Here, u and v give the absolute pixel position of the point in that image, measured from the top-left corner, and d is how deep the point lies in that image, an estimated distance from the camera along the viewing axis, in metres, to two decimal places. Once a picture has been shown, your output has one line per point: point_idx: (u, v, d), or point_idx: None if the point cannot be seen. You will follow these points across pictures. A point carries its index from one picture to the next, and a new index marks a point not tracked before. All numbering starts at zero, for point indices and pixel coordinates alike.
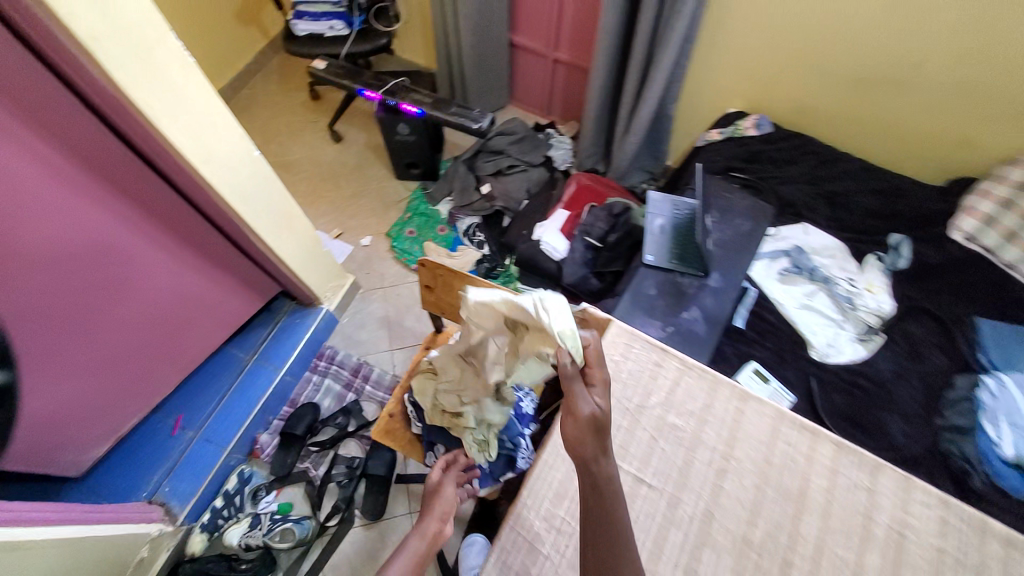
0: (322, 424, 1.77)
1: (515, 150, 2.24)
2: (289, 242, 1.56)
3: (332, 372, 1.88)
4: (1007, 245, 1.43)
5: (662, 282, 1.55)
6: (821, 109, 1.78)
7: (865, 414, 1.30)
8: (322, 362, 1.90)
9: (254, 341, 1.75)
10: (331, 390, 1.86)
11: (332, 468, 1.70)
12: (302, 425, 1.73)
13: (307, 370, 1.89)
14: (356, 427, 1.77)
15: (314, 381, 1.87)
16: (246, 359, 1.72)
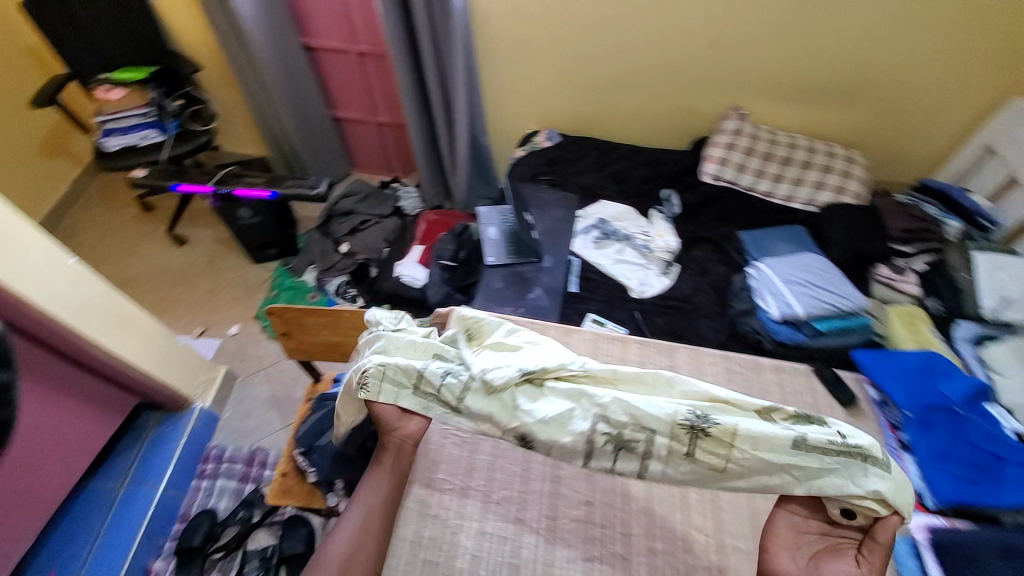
0: (222, 526, 1.59)
1: (363, 206, 2.39)
2: (133, 343, 1.52)
3: (223, 470, 1.74)
4: (740, 174, 1.95)
5: (506, 275, 1.77)
6: (591, 112, 2.21)
7: (683, 325, 1.60)
8: (209, 465, 1.76)
9: (122, 464, 1.62)
10: (226, 489, 1.71)
11: (243, 567, 1.51)
12: (199, 535, 1.56)
13: (193, 479, 1.73)
14: (262, 515, 1.60)
15: (204, 486, 1.71)
16: (116, 487, 1.58)
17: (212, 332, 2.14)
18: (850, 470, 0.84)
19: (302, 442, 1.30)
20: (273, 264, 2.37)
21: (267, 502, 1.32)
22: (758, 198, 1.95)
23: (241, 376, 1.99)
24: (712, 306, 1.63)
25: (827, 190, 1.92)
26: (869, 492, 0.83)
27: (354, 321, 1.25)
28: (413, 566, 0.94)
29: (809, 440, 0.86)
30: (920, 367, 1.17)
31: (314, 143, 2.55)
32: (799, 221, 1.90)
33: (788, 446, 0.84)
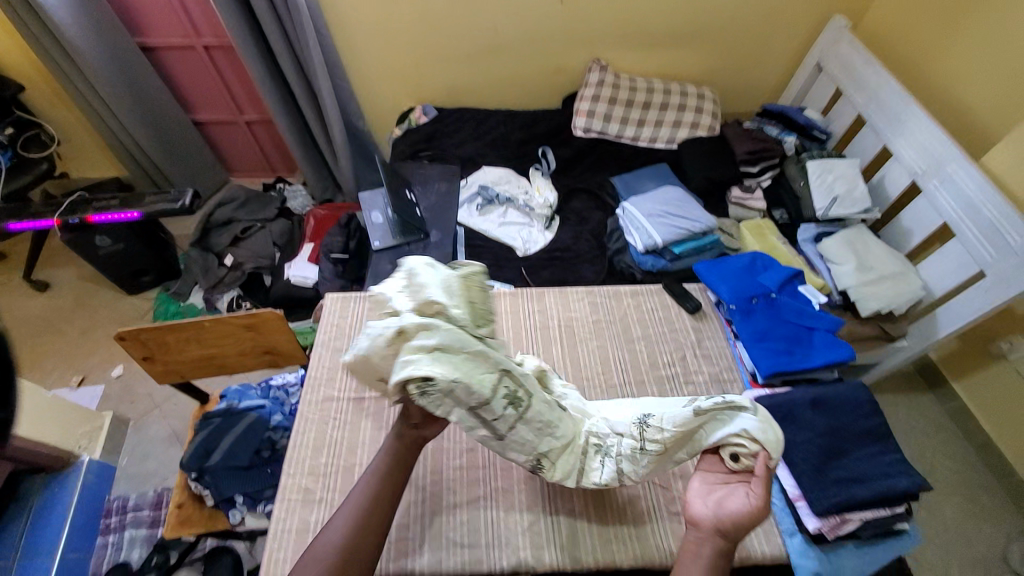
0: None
1: (244, 214, 2.27)
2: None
3: (130, 520, 1.62)
4: (607, 124, 2.05)
5: (394, 256, 1.77)
6: (463, 82, 2.21)
7: (566, 272, 1.68)
8: (112, 518, 1.61)
9: (8, 542, 1.35)
10: (136, 539, 1.58)
11: None
12: None
13: (97, 538, 1.57)
14: (179, 556, 1.47)
15: (112, 541, 1.57)
16: (2, 570, 1.33)
17: (92, 379, 1.96)
18: (713, 420, 0.94)
19: (191, 466, 1.26)
20: (154, 293, 2.22)
21: (164, 537, 1.28)
22: (627, 144, 2.06)
23: (134, 419, 1.86)
24: (592, 251, 1.73)
25: (686, 126, 2.06)
26: (738, 429, 0.90)
27: (220, 327, 1.25)
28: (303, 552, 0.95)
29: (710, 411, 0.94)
30: (744, 266, 1.25)
31: (177, 153, 2.36)
32: (665, 159, 2.04)
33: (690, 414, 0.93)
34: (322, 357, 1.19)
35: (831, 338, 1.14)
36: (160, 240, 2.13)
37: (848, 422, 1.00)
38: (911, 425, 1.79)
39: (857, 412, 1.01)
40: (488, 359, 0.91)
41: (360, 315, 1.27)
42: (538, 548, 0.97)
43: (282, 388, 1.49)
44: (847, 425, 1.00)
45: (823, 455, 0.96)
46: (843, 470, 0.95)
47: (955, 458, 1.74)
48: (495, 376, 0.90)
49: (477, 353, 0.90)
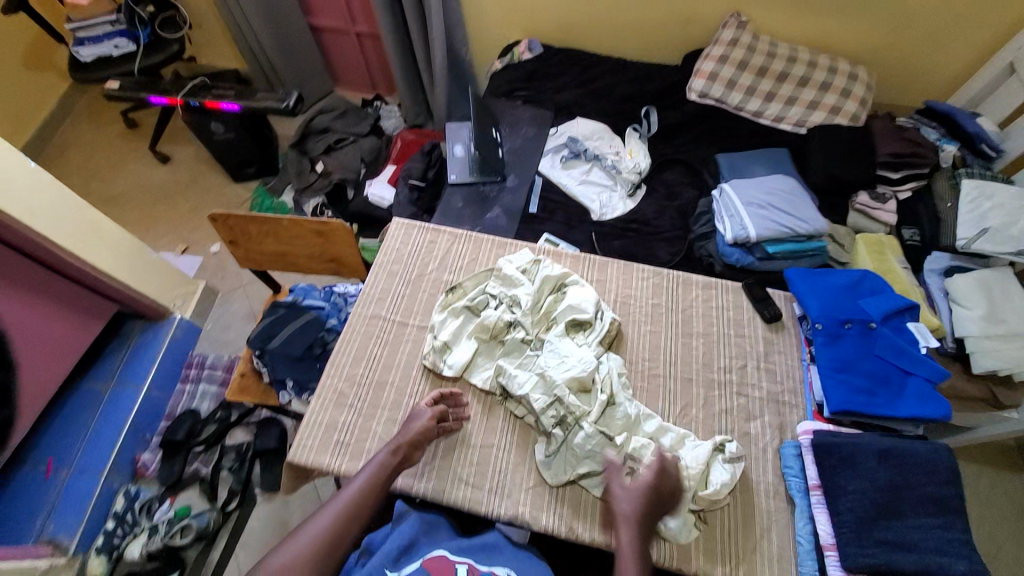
0: (203, 423, 1.69)
1: (340, 124, 2.34)
2: (102, 254, 1.54)
3: (205, 376, 1.82)
4: (729, 92, 1.80)
5: (468, 194, 1.75)
6: (578, 21, 2.03)
7: (639, 248, 1.57)
8: (192, 370, 1.83)
9: (109, 366, 1.67)
10: (208, 393, 1.80)
11: (220, 461, 1.63)
12: (183, 429, 1.65)
13: (178, 383, 1.80)
14: (239, 416, 1.70)
15: (189, 389, 1.80)
16: (104, 387, 1.64)
17: (194, 250, 2.20)
18: (711, 469, 0.93)
19: (255, 344, 1.37)
20: (253, 185, 2.40)
21: (226, 398, 1.45)
22: (745, 119, 1.81)
23: (221, 292, 2.09)
24: (672, 231, 1.59)
25: (824, 110, 1.75)
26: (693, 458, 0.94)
27: (295, 228, 1.33)
28: (325, 445, 1.02)
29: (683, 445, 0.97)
30: (847, 284, 1.08)
31: (291, 55, 2.45)
32: (786, 144, 1.77)
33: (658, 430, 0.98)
34: (378, 276, 1.22)
35: (928, 390, 0.96)
36: (265, 135, 2.28)
37: (914, 485, 0.86)
38: (1001, 506, 1.54)
39: (931, 476, 0.86)
40: (534, 360, 1.05)
41: (420, 243, 1.27)
42: (537, 508, 0.96)
43: (342, 296, 1.54)
44: (914, 489, 0.86)
45: (873, 511, 0.84)
46: (889, 532, 0.83)
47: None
48: (532, 379, 1.02)
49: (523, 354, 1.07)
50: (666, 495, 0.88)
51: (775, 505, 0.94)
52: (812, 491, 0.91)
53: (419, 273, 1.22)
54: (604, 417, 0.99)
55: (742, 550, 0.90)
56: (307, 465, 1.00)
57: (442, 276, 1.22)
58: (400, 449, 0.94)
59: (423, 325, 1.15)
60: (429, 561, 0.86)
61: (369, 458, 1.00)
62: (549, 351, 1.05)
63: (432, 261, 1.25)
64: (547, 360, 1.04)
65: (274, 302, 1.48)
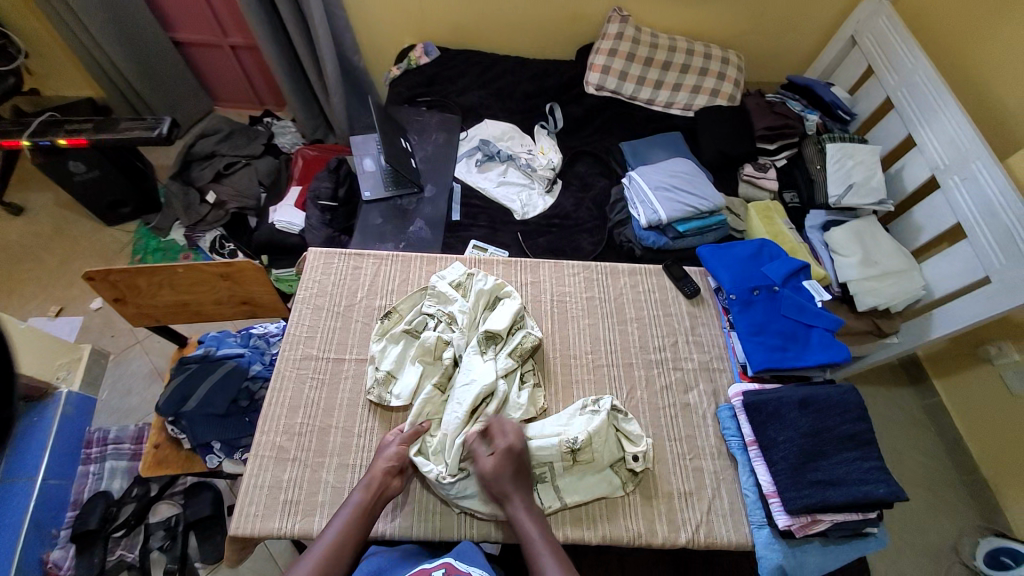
0: (119, 504, 1.46)
1: (226, 147, 2.12)
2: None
3: (112, 452, 1.58)
4: (622, 83, 1.91)
5: (385, 209, 1.68)
6: (470, 22, 2.02)
7: (564, 242, 1.62)
8: (94, 449, 1.57)
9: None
10: (118, 470, 1.56)
11: (147, 542, 1.42)
12: (95, 516, 1.41)
13: (79, 466, 1.54)
14: (160, 488, 1.50)
15: (93, 470, 1.54)
16: None
17: (70, 311, 1.89)
18: (607, 439, 0.98)
19: (165, 412, 1.21)
20: (133, 226, 2.12)
21: (140, 475, 1.27)
22: (640, 107, 1.93)
23: (113, 353, 1.82)
24: (592, 221, 1.66)
25: (706, 93, 1.92)
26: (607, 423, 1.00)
27: (194, 274, 1.19)
28: (272, 508, 0.93)
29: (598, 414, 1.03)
30: (750, 253, 1.19)
31: (155, 77, 2.18)
32: (679, 127, 1.92)
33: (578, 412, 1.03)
34: (302, 312, 1.14)
35: (829, 338, 1.09)
36: (139, 170, 2.01)
37: (831, 425, 0.97)
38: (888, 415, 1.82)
39: (843, 414, 0.98)
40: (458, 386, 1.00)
41: (343, 271, 1.20)
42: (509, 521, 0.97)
43: (262, 337, 1.45)
44: (832, 429, 0.97)
45: (801, 456, 0.94)
46: (819, 472, 0.93)
47: (925, 451, 1.79)
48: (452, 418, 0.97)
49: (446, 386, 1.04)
50: (519, 455, 0.93)
51: (720, 465, 1.03)
52: (749, 446, 1.00)
53: (347, 304, 1.15)
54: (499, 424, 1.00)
55: (702, 516, 0.97)
56: (254, 534, 0.91)
57: (372, 303, 1.16)
58: (375, 482, 0.90)
59: (359, 358, 1.09)
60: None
61: (325, 512, 0.93)
62: (462, 376, 1.01)
63: (359, 290, 1.18)
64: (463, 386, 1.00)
65: (181, 358, 1.32)
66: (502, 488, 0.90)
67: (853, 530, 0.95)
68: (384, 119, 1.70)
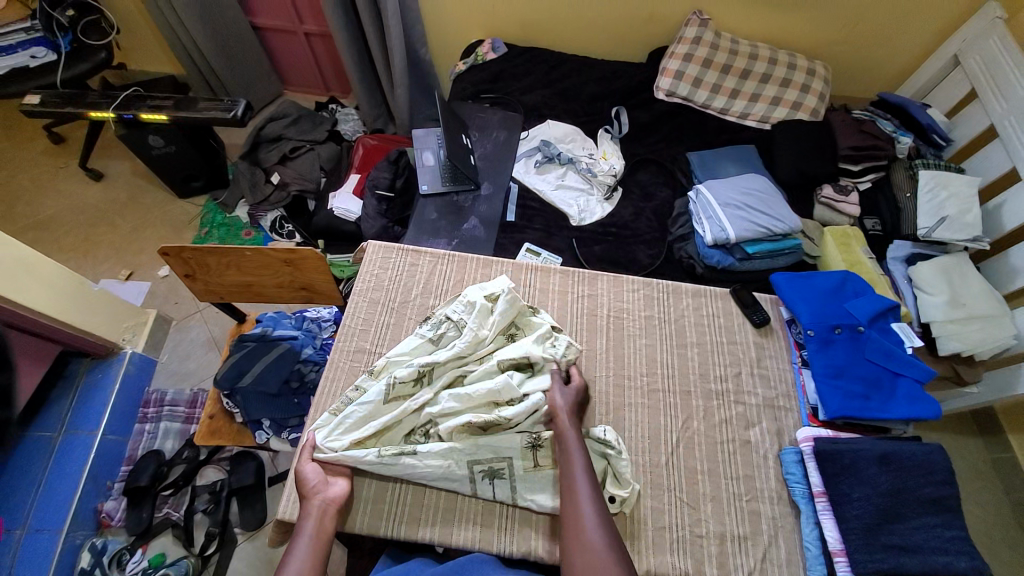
0: (169, 464, 1.55)
1: (293, 131, 2.18)
2: (38, 289, 1.36)
3: (166, 414, 1.68)
4: (696, 90, 1.82)
5: (441, 204, 1.68)
6: (541, 20, 1.98)
7: (620, 253, 1.56)
8: (150, 408, 1.69)
9: (56, 412, 1.50)
10: (170, 431, 1.65)
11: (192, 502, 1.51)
12: (146, 475, 1.51)
13: (136, 424, 1.65)
14: (209, 453, 1.58)
15: (149, 430, 1.64)
16: (55, 435, 1.48)
17: (139, 276, 2.01)
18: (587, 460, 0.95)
19: (223, 385, 1.26)
20: (201, 200, 2.22)
21: (195, 444, 1.33)
22: (712, 117, 1.84)
23: (175, 319, 1.91)
24: (651, 233, 1.60)
25: (786, 106, 1.80)
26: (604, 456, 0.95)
27: (260, 258, 1.21)
28: None
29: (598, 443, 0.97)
30: (832, 287, 1.10)
31: (233, 58, 2.27)
32: (753, 140, 1.81)
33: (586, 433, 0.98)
34: (359, 305, 1.14)
35: (917, 391, 1.00)
36: (212, 146, 2.11)
37: (912, 486, 0.89)
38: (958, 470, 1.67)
39: (926, 476, 0.89)
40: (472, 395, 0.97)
41: (401, 267, 1.19)
42: (549, 540, 0.95)
43: (315, 321, 1.47)
44: (912, 489, 0.89)
45: (877, 517, 0.86)
46: (895, 536, 0.85)
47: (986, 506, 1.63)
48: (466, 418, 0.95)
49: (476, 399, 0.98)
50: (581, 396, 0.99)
51: (780, 511, 0.96)
52: (816, 498, 0.92)
53: (402, 300, 1.15)
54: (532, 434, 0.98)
55: (755, 563, 0.91)
56: (299, 522, 0.93)
57: (427, 301, 1.15)
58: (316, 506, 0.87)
59: None
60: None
61: None
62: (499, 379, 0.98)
63: (415, 287, 1.17)
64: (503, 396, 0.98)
65: (240, 336, 1.36)
66: (560, 410, 0.95)
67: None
68: (447, 114, 1.69)
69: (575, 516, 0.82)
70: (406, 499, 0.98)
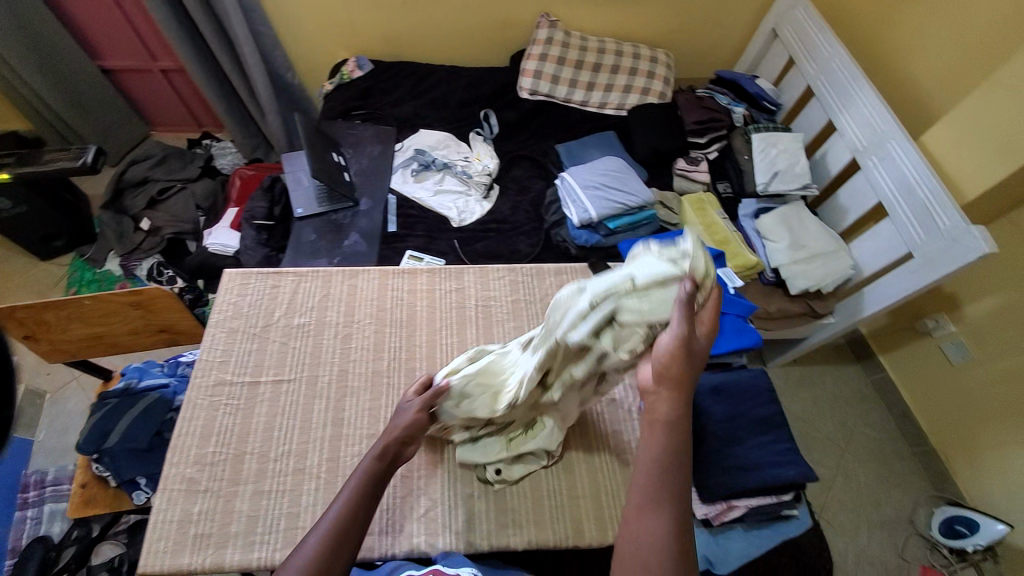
0: (59, 547, 1.37)
1: (161, 171, 2.06)
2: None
3: (55, 493, 1.51)
4: (555, 87, 1.93)
5: (319, 224, 1.66)
6: (402, 35, 2.03)
7: (502, 246, 1.62)
8: (30, 493, 1.50)
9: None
10: (59, 512, 1.47)
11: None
12: (32, 564, 1.31)
13: (16, 510, 1.46)
14: (102, 528, 1.40)
15: (31, 515, 1.46)
16: None
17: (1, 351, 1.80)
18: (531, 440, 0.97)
19: (86, 449, 1.17)
20: (66, 259, 2.03)
21: (67, 518, 1.22)
22: (575, 109, 1.96)
23: (49, 392, 1.71)
24: (529, 223, 1.67)
25: (637, 92, 1.96)
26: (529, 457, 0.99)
27: (103, 305, 1.16)
28: (183, 543, 0.91)
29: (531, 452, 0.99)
30: None
31: (83, 104, 2.11)
32: (614, 126, 1.95)
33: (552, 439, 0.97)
34: (217, 337, 1.11)
35: (742, 324, 1.13)
36: (71, 198, 1.95)
37: (744, 410, 1.02)
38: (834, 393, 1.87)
39: (755, 400, 1.03)
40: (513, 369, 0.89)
41: (261, 292, 1.17)
42: (432, 532, 0.94)
43: (190, 365, 1.40)
44: (746, 414, 1.01)
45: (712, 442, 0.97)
46: (734, 456, 0.97)
47: (874, 426, 1.83)
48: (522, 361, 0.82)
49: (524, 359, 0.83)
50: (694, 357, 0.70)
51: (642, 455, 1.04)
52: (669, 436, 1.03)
53: (264, 324, 1.13)
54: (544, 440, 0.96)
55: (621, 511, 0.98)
56: (162, 572, 0.88)
57: (291, 321, 1.14)
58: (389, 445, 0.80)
59: (275, 379, 1.07)
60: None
61: (238, 542, 0.91)
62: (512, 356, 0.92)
63: (278, 308, 1.16)
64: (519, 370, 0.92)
65: (101, 393, 1.26)
66: (669, 375, 0.69)
67: (770, 515, 1.02)
68: (313, 134, 1.68)
69: (631, 523, 0.64)
70: (279, 524, 0.93)
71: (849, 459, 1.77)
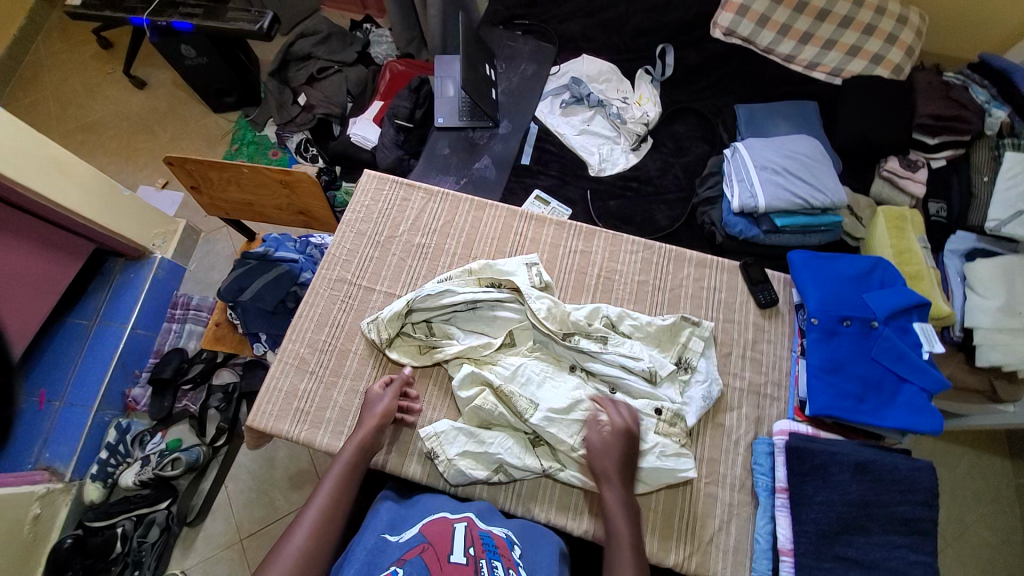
0: (190, 363, 1.59)
1: (323, 50, 2.09)
2: (71, 189, 1.36)
3: (192, 317, 1.69)
4: (760, 30, 1.56)
5: (454, 140, 1.60)
6: None
7: (637, 210, 1.44)
8: (178, 311, 1.70)
9: (92, 304, 1.56)
10: (195, 333, 1.69)
11: (207, 399, 1.54)
12: (169, 369, 1.55)
13: (164, 322, 1.68)
14: (225, 356, 1.59)
15: (174, 329, 1.67)
16: (90, 322, 1.54)
17: (173, 187, 2.03)
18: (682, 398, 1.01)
19: (225, 297, 1.32)
20: (234, 115, 2.20)
21: (202, 346, 1.46)
22: (774, 64, 1.58)
23: (204, 232, 1.90)
24: (676, 192, 1.46)
25: (865, 57, 1.50)
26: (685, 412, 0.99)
27: (258, 177, 1.30)
28: (285, 412, 1.04)
29: (684, 400, 1.01)
30: (855, 273, 1.06)
31: None
32: (818, 97, 1.56)
33: (695, 409, 0.99)
34: (346, 235, 1.19)
35: (921, 401, 0.96)
36: (244, 58, 2.07)
37: (885, 502, 0.87)
38: (999, 491, 1.47)
39: (904, 493, 0.87)
40: (601, 413, 0.97)
41: (392, 201, 1.24)
42: (495, 489, 0.98)
43: (319, 248, 1.48)
44: (884, 505, 0.87)
45: (836, 524, 0.86)
46: (849, 548, 0.85)
47: (998, 530, 1.44)
48: (586, 343, 1.03)
49: (546, 333, 1.05)
50: (632, 442, 0.92)
51: (739, 501, 0.97)
52: (777, 493, 0.93)
53: (388, 235, 1.20)
54: (677, 391, 1.02)
55: (699, 544, 0.94)
56: (266, 429, 1.02)
57: (413, 240, 1.19)
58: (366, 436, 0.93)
59: (389, 292, 1.14)
60: (429, 523, 0.79)
61: (328, 427, 1.02)
62: (629, 347, 1.03)
63: (403, 223, 1.21)
64: (657, 365, 1.01)
65: (244, 251, 1.39)
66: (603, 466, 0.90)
67: None
68: (471, 40, 1.57)
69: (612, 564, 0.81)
70: None
71: (949, 553, 1.42)
